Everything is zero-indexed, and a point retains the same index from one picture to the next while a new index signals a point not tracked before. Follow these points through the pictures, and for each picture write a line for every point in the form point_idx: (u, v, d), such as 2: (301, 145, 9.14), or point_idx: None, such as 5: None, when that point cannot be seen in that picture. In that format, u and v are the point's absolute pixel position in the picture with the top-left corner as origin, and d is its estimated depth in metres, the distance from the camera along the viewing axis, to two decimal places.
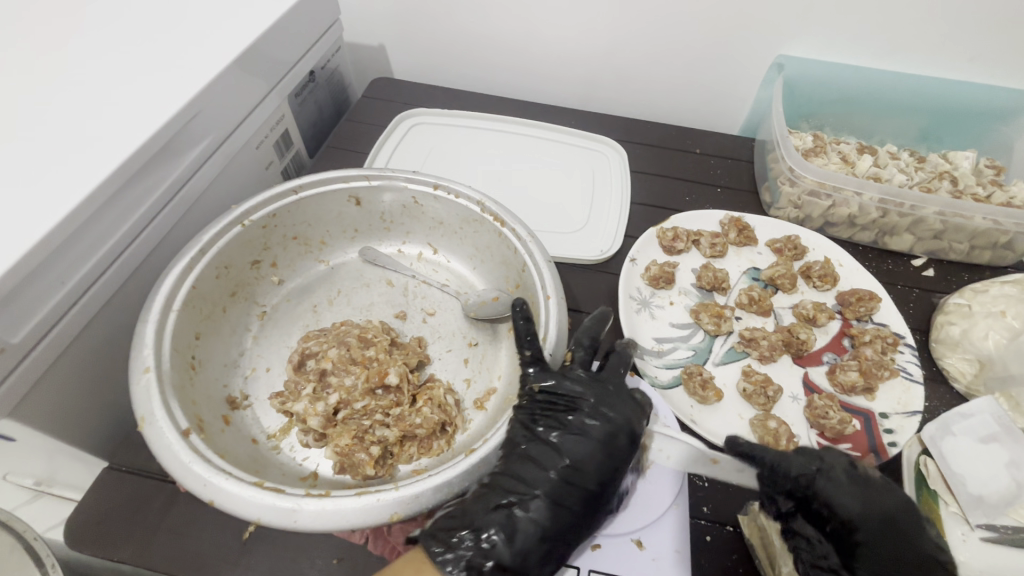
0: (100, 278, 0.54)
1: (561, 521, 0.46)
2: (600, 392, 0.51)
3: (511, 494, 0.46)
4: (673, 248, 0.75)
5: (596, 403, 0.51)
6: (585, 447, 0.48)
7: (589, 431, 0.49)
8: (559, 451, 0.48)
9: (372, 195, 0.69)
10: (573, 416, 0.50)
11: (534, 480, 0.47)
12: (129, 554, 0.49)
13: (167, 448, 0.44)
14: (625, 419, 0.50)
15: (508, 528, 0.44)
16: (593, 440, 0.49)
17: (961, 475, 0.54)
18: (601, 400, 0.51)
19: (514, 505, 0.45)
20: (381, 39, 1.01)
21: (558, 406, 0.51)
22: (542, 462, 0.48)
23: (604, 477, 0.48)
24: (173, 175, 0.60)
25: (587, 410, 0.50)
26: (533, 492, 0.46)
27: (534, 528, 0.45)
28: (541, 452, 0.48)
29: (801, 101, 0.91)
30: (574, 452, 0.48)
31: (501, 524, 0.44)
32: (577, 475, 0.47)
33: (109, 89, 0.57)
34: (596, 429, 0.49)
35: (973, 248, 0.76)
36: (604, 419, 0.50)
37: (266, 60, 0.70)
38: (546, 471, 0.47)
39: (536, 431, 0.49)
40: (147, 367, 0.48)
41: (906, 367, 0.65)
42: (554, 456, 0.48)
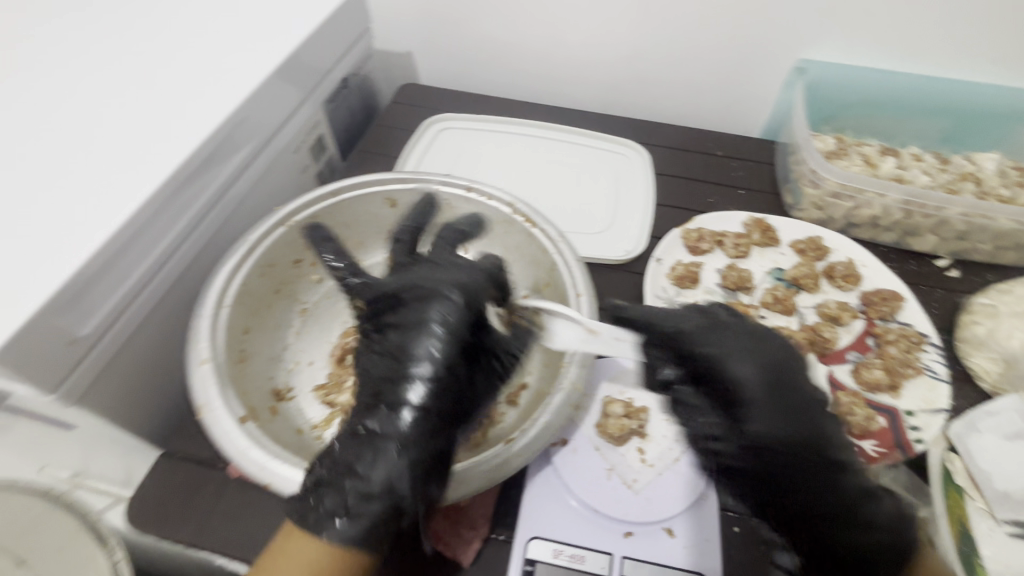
0: (157, 275, 0.57)
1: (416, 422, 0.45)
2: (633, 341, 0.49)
3: (373, 418, 0.46)
4: (697, 248, 0.77)
5: (435, 295, 0.50)
6: (418, 347, 0.48)
7: (405, 333, 0.49)
8: (393, 356, 0.49)
9: (407, 197, 0.71)
10: (416, 315, 0.50)
11: (397, 398, 0.46)
12: (186, 534, 0.52)
13: (226, 433, 0.47)
14: (418, 320, 0.49)
15: (388, 432, 0.45)
16: (445, 335, 0.48)
17: (988, 470, 0.55)
18: (449, 289, 0.50)
19: (377, 430, 0.45)
20: (409, 46, 1.04)
21: (408, 320, 0.50)
22: (388, 366, 0.49)
23: (458, 372, 0.48)
24: (221, 178, 0.64)
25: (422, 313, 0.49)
26: (394, 410, 0.46)
27: (400, 446, 0.44)
28: (375, 363, 0.50)
29: (822, 104, 0.92)
30: (433, 347, 0.48)
31: (371, 454, 0.44)
32: (434, 388, 0.47)
33: (165, 98, 0.61)
34: (412, 333, 0.49)
35: (997, 249, 0.76)
36: (417, 317, 0.50)
37: (305, 68, 0.74)
38: (398, 370, 0.48)
39: (376, 336, 0.52)
40: (204, 359, 0.51)
41: (930, 366, 0.66)
42: (391, 360, 0.49)
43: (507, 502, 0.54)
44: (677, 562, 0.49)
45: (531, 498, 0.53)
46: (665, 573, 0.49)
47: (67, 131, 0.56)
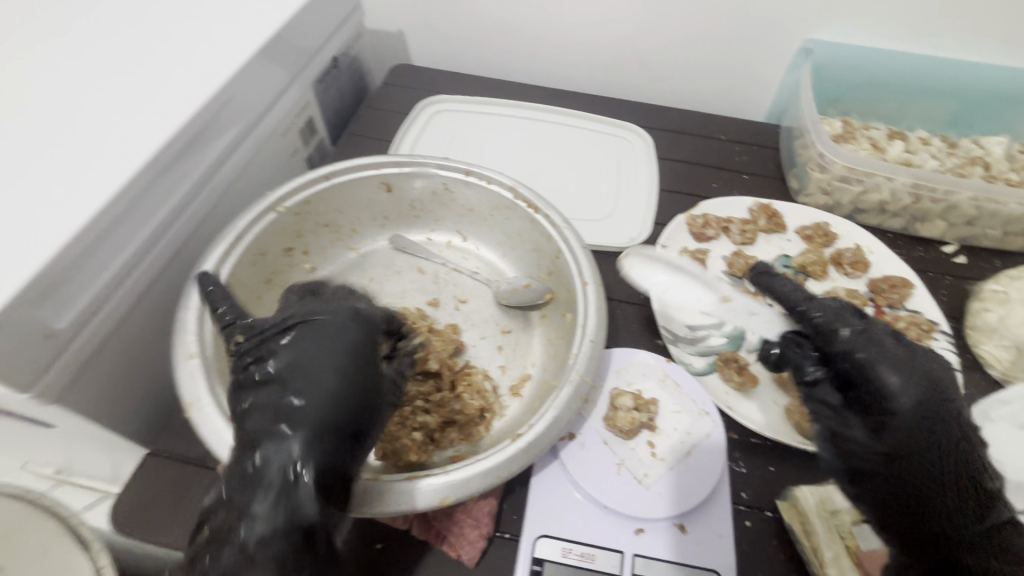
0: (139, 266, 0.54)
1: (271, 479, 0.37)
2: (881, 348, 0.50)
3: (266, 444, 0.39)
4: (703, 234, 0.75)
5: (292, 346, 0.42)
6: (285, 403, 0.40)
7: (284, 386, 0.41)
8: (278, 406, 0.40)
9: (402, 181, 0.68)
10: (299, 365, 0.41)
11: (289, 420, 0.39)
12: (174, 539, 0.49)
13: (215, 432, 0.44)
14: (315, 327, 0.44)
15: (262, 493, 0.37)
16: (310, 398, 0.40)
17: (1001, 461, 0.54)
18: (318, 359, 0.42)
19: (277, 453, 0.38)
20: (401, 26, 1.00)
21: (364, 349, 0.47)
22: (270, 416, 0.39)
23: (338, 423, 0.40)
24: (205, 163, 0.60)
25: (315, 374, 0.41)
26: (276, 430, 0.39)
27: (309, 473, 0.38)
28: (258, 409, 0.40)
29: (829, 85, 0.89)
30: (301, 403, 0.40)
31: (274, 484, 0.37)
32: (310, 395, 0.40)
33: (145, 76, 0.57)
34: (279, 391, 0.40)
35: (1006, 234, 0.75)
36: (312, 359, 0.42)
37: (292, 47, 0.70)
38: (278, 421, 0.39)
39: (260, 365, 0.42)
40: (192, 354, 0.48)
41: (941, 353, 0.65)
42: (258, 413, 0.40)
43: (512, 499, 0.52)
44: (691, 559, 0.48)
45: (538, 494, 0.51)
46: (678, 570, 0.47)
47: (37, 113, 0.52)
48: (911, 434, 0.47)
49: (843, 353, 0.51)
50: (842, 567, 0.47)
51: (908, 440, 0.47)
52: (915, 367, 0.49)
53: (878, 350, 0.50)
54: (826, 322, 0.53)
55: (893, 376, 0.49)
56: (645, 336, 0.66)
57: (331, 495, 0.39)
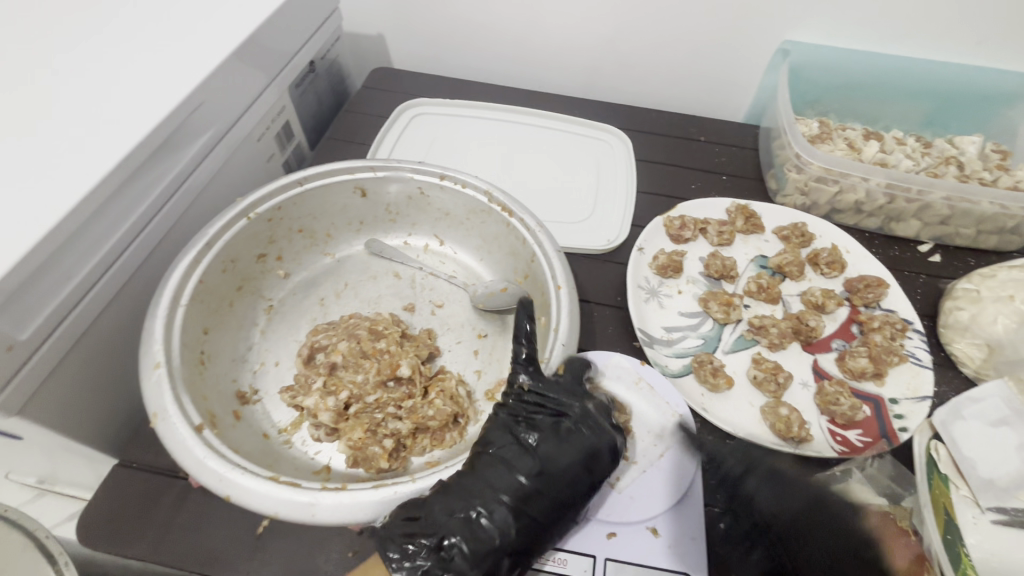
0: (106, 273, 0.53)
1: (512, 540, 0.44)
2: (769, 475, 0.53)
3: (474, 500, 0.46)
4: (680, 236, 0.75)
5: (574, 417, 0.50)
6: (531, 476, 0.47)
7: (547, 458, 0.48)
8: (504, 474, 0.47)
9: (377, 186, 0.68)
10: (558, 444, 0.48)
11: (494, 482, 0.46)
12: (142, 549, 0.49)
13: (181, 443, 0.44)
14: (578, 413, 0.50)
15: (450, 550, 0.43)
16: (568, 471, 0.47)
17: (971, 458, 0.54)
18: (587, 441, 0.49)
19: (478, 513, 0.45)
20: (381, 29, 0.99)
21: (546, 409, 0.51)
22: (492, 484, 0.46)
23: (577, 498, 0.47)
24: (176, 168, 0.59)
25: (573, 441, 0.49)
26: (498, 497, 0.46)
27: (491, 536, 0.44)
28: (489, 472, 0.47)
29: (805, 87, 0.90)
30: (547, 478, 0.47)
31: (462, 529, 0.44)
32: (546, 481, 0.47)
33: (111, 82, 0.56)
34: (526, 464, 0.47)
35: (979, 233, 0.76)
36: (570, 440, 0.49)
37: (266, 51, 0.69)
38: (502, 492, 0.46)
39: (521, 437, 0.49)
40: (158, 363, 0.47)
41: (914, 352, 0.66)
42: (495, 480, 0.46)
43: None
44: (662, 562, 0.48)
45: None
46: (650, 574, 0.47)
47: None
48: (793, 542, 0.49)
49: (730, 476, 0.54)
50: None
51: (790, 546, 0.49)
52: (789, 487, 0.52)
53: (755, 476, 0.53)
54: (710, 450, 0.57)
55: (770, 494, 0.52)
56: (622, 338, 0.66)
57: (519, 556, 0.45)
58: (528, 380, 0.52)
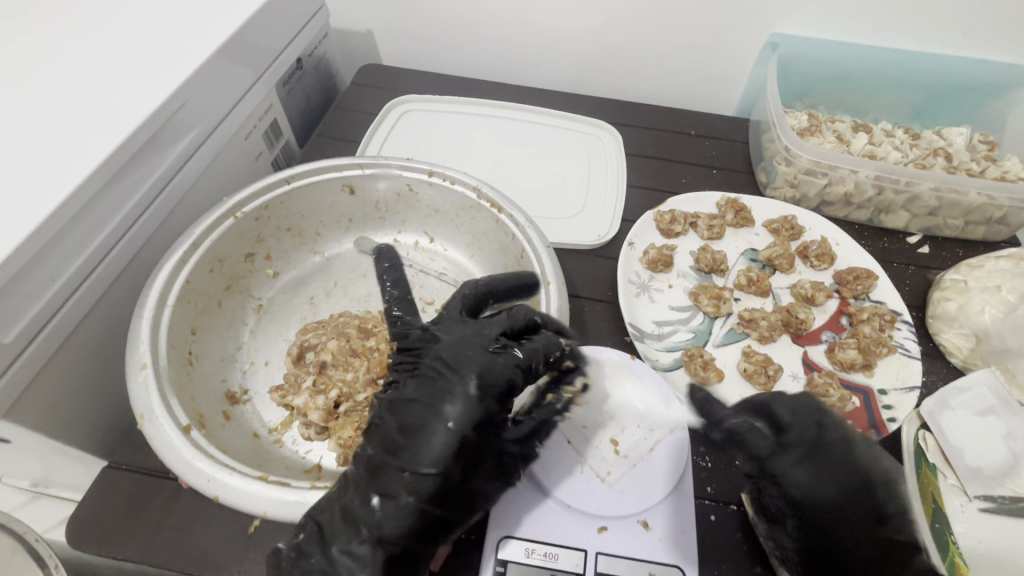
0: (92, 274, 0.53)
1: (422, 486, 0.43)
2: (819, 452, 0.47)
3: (385, 466, 0.44)
4: (670, 230, 0.75)
5: (441, 359, 0.49)
6: (431, 425, 0.45)
7: (435, 398, 0.47)
8: (394, 429, 0.46)
9: (365, 183, 0.68)
10: (440, 387, 0.47)
11: (402, 446, 0.45)
12: (132, 552, 0.49)
13: (169, 444, 0.44)
14: (478, 362, 0.48)
15: (366, 518, 0.42)
16: (464, 403, 0.46)
17: (959, 448, 0.55)
18: (469, 374, 0.47)
19: (389, 478, 0.43)
20: (370, 26, 0.99)
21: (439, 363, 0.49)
22: (387, 441, 0.45)
23: (482, 425, 0.46)
24: (162, 167, 0.59)
25: (455, 378, 0.47)
26: (408, 458, 0.44)
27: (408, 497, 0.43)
28: (383, 429, 0.47)
29: (794, 79, 0.90)
30: (449, 419, 0.45)
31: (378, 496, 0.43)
32: (454, 433, 0.45)
33: (94, 81, 0.55)
34: (422, 409, 0.46)
35: (967, 224, 0.76)
36: (458, 385, 0.47)
37: (253, 48, 0.68)
38: (394, 438, 0.45)
39: (393, 394, 0.49)
40: (144, 364, 0.47)
41: (903, 343, 0.66)
42: (389, 436, 0.46)
43: None
44: (653, 556, 0.48)
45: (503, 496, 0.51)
46: (642, 567, 0.47)
47: None
48: (821, 527, 0.44)
49: (756, 462, 0.49)
50: None
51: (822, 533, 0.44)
52: (840, 466, 0.46)
53: (788, 457, 0.48)
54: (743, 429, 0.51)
55: (797, 477, 0.47)
56: (613, 333, 0.67)
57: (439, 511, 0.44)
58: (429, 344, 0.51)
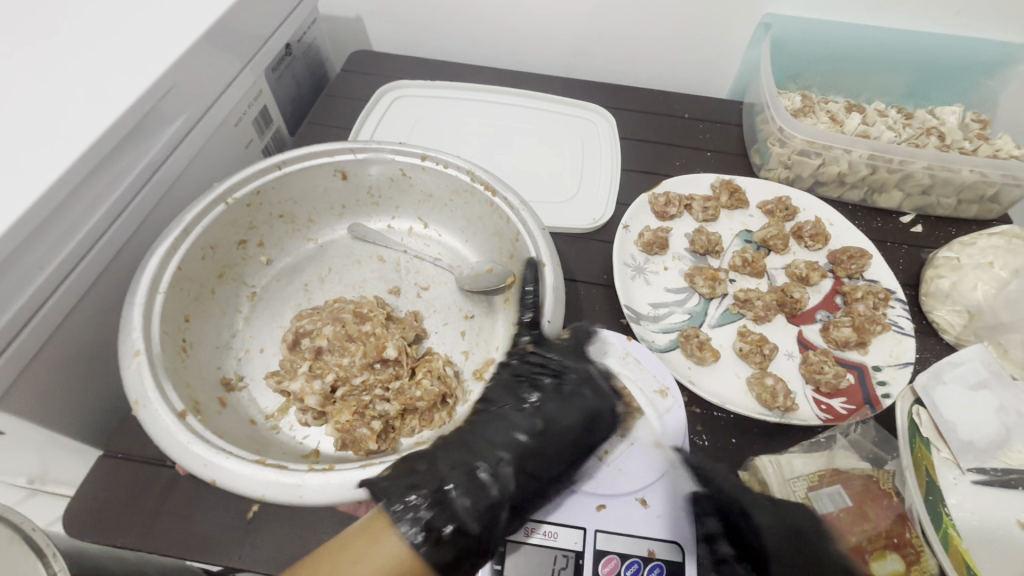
0: (80, 261, 0.52)
1: (530, 474, 0.49)
2: (835, 499, 0.50)
3: (485, 456, 0.48)
4: (665, 213, 0.75)
5: (576, 374, 0.55)
6: (546, 419, 0.52)
7: (562, 405, 0.53)
8: (512, 420, 0.52)
9: (358, 168, 0.67)
10: (569, 397, 0.53)
11: (504, 440, 0.50)
12: (131, 539, 0.48)
13: (163, 429, 0.43)
14: (604, 389, 0.55)
15: (474, 486, 0.46)
16: (580, 417, 0.52)
17: (953, 422, 0.56)
18: (593, 395, 0.54)
19: (483, 466, 0.48)
20: (359, 11, 0.97)
21: (550, 371, 0.55)
22: (506, 428, 0.51)
23: (588, 440, 0.52)
24: (150, 154, 0.58)
25: (608, 396, 0.54)
26: (505, 453, 0.49)
27: (498, 491, 0.47)
28: (499, 417, 0.52)
29: (789, 60, 0.89)
30: (571, 419, 0.52)
31: (462, 481, 0.46)
32: (561, 449, 0.51)
33: (75, 67, 0.54)
34: (543, 410, 0.53)
35: (960, 202, 0.76)
36: (571, 399, 0.53)
37: (240, 32, 0.67)
38: (514, 429, 0.51)
39: (523, 395, 0.54)
40: (137, 350, 0.46)
41: (897, 321, 0.66)
42: (506, 424, 0.51)
43: None
44: (651, 533, 0.48)
45: None
46: (640, 544, 0.47)
47: None
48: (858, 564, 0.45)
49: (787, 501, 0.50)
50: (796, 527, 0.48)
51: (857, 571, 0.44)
52: (856, 516, 0.49)
53: (816, 500, 0.49)
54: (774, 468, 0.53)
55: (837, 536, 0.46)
56: (609, 315, 0.67)
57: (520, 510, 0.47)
58: (533, 344, 0.57)
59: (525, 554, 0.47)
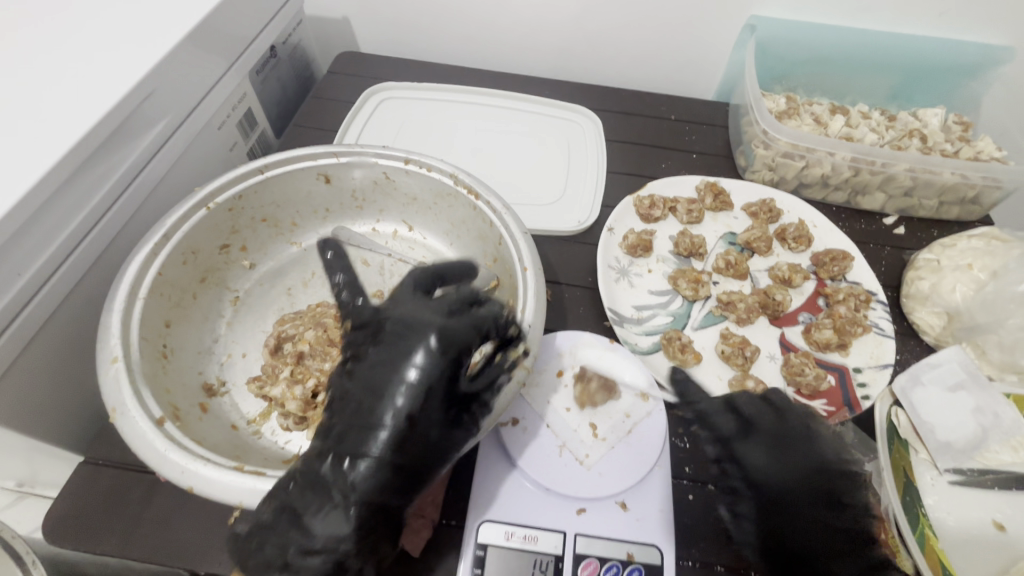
0: (59, 269, 0.51)
1: (395, 439, 0.42)
2: (780, 444, 0.52)
3: (335, 446, 0.43)
4: (650, 215, 0.75)
5: (405, 324, 0.47)
6: (394, 382, 0.44)
7: (397, 359, 0.45)
8: (359, 396, 0.44)
9: (341, 172, 0.67)
10: (399, 347, 0.46)
11: (352, 425, 0.43)
12: (111, 546, 0.48)
13: (141, 437, 0.43)
14: (412, 329, 0.46)
15: (337, 482, 0.41)
16: (425, 362, 0.44)
17: (931, 424, 0.56)
18: (430, 332, 0.45)
19: (338, 458, 0.42)
20: (345, 13, 0.97)
21: (366, 336, 0.49)
22: (355, 407, 0.44)
23: (445, 380, 0.44)
24: (130, 159, 0.57)
25: (415, 337, 0.46)
26: (356, 435, 0.42)
27: (359, 475, 0.41)
28: (351, 396, 0.45)
29: (773, 62, 0.90)
30: (415, 374, 0.44)
31: (324, 477, 0.42)
32: (418, 402, 0.43)
33: (54, 69, 0.53)
34: (386, 371, 0.45)
35: (942, 204, 0.77)
36: (402, 341, 0.46)
37: (223, 35, 0.67)
38: (365, 404, 0.44)
39: (353, 368, 0.47)
40: (115, 357, 0.46)
41: (877, 323, 0.67)
42: (356, 403, 0.44)
43: (460, 489, 0.53)
44: (630, 536, 0.48)
45: (481, 479, 0.51)
46: (620, 547, 0.48)
47: None
48: (787, 510, 0.48)
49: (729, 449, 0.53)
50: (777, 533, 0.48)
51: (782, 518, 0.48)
52: (804, 458, 0.51)
53: (753, 446, 0.52)
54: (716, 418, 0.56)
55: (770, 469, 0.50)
56: (593, 318, 0.67)
57: (397, 482, 0.42)
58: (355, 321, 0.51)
59: (505, 558, 0.47)
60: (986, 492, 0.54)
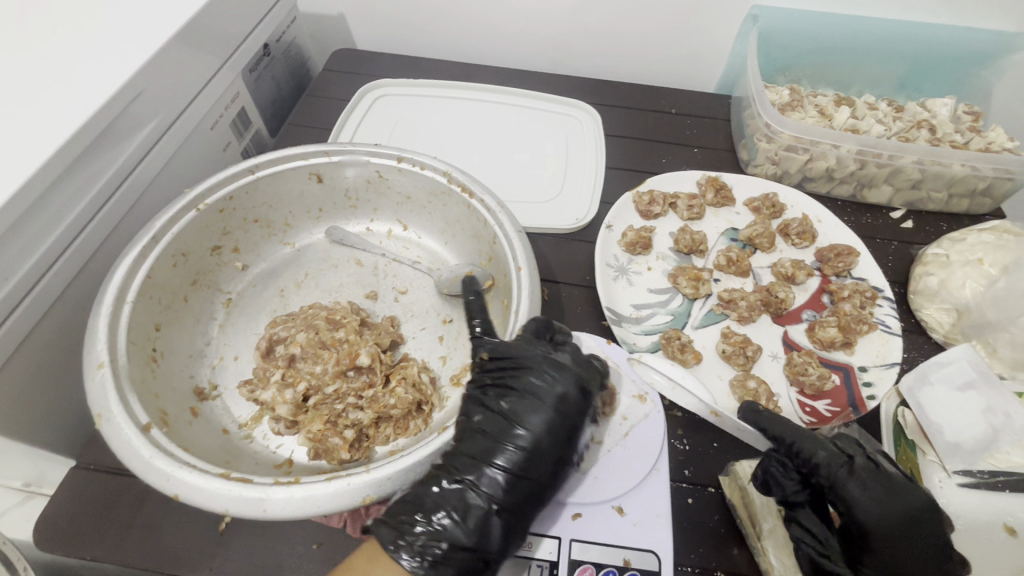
0: (45, 274, 0.51)
1: (534, 467, 0.46)
2: (876, 477, 0.47)
3: (487, 461, 0.46)
4: (649, 212, 0.74)
5: (542, 360, 0.50)
6: (543, 415, 0.47)
7: (543, 393, 0.48)
8: (508, 420, 0.47)
9: (333, 171, 0.66)
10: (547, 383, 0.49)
11: (499, 445, 0.46)
12: (102, 552, 0.48)
13: (126, 444, 0.43)
14: (567, 372, 0.50)
15: (486, 494, 0.44)
16: (572, 401, 0.49)
17: (938, 424, 0.54)
18: (572, 378, 0.49)
19: (489, 471, 0.45)
20: (340, 8, 0.95)
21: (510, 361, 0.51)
22: (505, 430, 0.47)
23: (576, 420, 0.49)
24: (119, 160, 0.56)
25: (564, 377, 0.49)
26: (504, 456, 0.46)
27: (503, 492, 0.45)
28: (491, 421, 0.48)
29: (777, 53, 0.87)
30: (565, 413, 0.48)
31: (472, 489, 0.45)
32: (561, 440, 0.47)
33: (39, 70, 0.52)
34: (535, 403, 0.48)
35: (951, 197, 0.75)
36: (553, 378, 0.49)
37: (214, 32, 0.65)
38: (515, 429, 0.47)
39: (499, 393, 0.49)
40: (101, 363, 0.46)
41: (884, 320, 0.65)
42: (504, 427, 0.47)
43: None
44: (627, 541, 0.47)
45: None
46: (616, 552, 0.46)
47: None
48: (893, 551, 0.45)
49: (823, 482, 0.48)
50: (778, 537, 0.47)
51: (886, 560, 0.45)
52: (902, 494, 0.46)
53: (860, 485, 0.47)
54: (808, 448, 0.48)
55: (869, 505, 0.46)
56: (591, 318, 0.66)
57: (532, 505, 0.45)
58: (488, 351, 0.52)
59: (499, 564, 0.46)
60: (996, 494, 0.51)
